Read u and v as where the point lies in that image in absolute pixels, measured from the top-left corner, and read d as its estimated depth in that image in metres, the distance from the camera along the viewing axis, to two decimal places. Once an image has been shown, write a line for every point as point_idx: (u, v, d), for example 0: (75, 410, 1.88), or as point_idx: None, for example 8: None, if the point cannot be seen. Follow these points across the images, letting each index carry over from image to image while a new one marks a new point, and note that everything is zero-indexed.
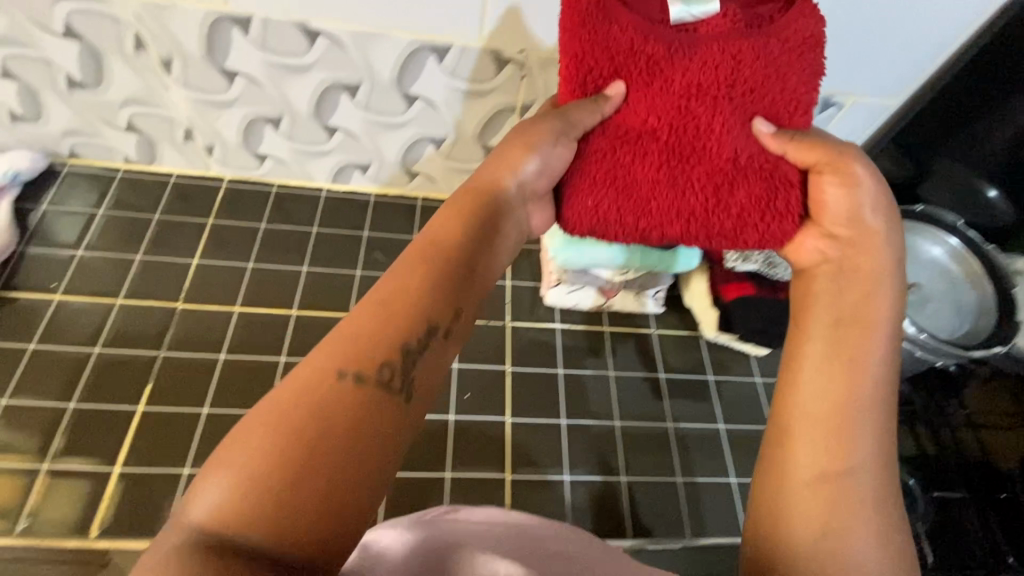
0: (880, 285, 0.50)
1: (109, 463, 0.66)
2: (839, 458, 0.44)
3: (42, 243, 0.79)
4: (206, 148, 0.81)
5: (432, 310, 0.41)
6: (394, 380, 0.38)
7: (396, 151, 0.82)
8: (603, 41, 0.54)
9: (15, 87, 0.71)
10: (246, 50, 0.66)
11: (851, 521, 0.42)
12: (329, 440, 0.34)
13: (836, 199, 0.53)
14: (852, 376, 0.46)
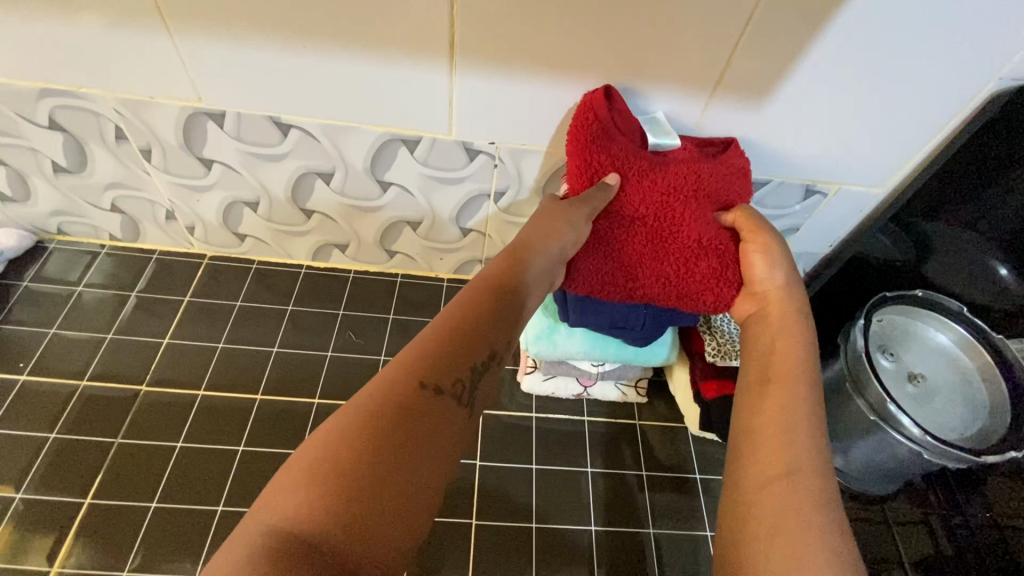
0: (795, 327, 0.55)
1: (48, 562, 0.63)
2: (778, 463, 0.46)
3: (18, 320, 0.79)
4: (188, 228, 0.82)
5: (496, 335, 0.45)
6: (462, 396, 0.41)
7: (374, 232, 0.82)
8: (606, 151, 0.57)
9: (6, 173, 0.74)
10: (221, 140, 0.68)
11: (798, 529, 0.42)
12: (406, 446, 0.37)
13: (761, 266, 0.57)
14: (778, 391, 0.51)
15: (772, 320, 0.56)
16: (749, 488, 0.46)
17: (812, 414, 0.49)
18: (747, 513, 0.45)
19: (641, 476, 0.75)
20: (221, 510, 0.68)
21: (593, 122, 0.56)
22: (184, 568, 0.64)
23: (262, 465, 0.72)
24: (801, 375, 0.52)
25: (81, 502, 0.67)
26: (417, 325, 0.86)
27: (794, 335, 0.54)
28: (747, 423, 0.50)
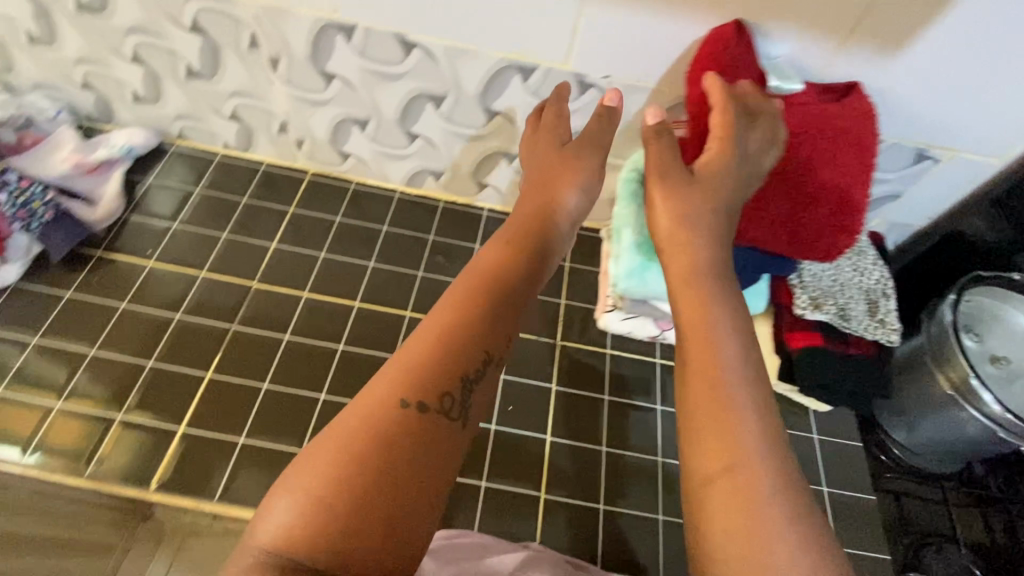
0: (698, 282, 0.50)
1: (175, 422, 0.71)
2: (723, 458, 0.43)
3: (143, 212, 0.85)
4: (297, 142, 0.87)
5: (489, 340, 0.48)
6: (452, 409, 0.44)
7: (470, 162, 0.84)
8: (730, 80, 0.58)
9: (142, 72, 0.79)
10: (346, 54, 0.71)
11: (757, 529, 0.40)
12: (387, 467, 0.40)
13: (659, 213, 0.54)
14: (709, 369, 0.46)
15: (679, 280, 0.51)
16: (696, 481, 0.43)
17: (761, 390, 0.46)
18: (697, 502, 0.43)
19: None
20: (323, 400, 0.75)
21: (726, 49, 0.58)
22: (288, 445, 0.71)
23: (356, 367, 0.77)
24: (739, 348, 0.48)
25: (202, 376, 0.74)
26: None
27: (710, 297, 0.50)
28: (688, 412, 0.46)
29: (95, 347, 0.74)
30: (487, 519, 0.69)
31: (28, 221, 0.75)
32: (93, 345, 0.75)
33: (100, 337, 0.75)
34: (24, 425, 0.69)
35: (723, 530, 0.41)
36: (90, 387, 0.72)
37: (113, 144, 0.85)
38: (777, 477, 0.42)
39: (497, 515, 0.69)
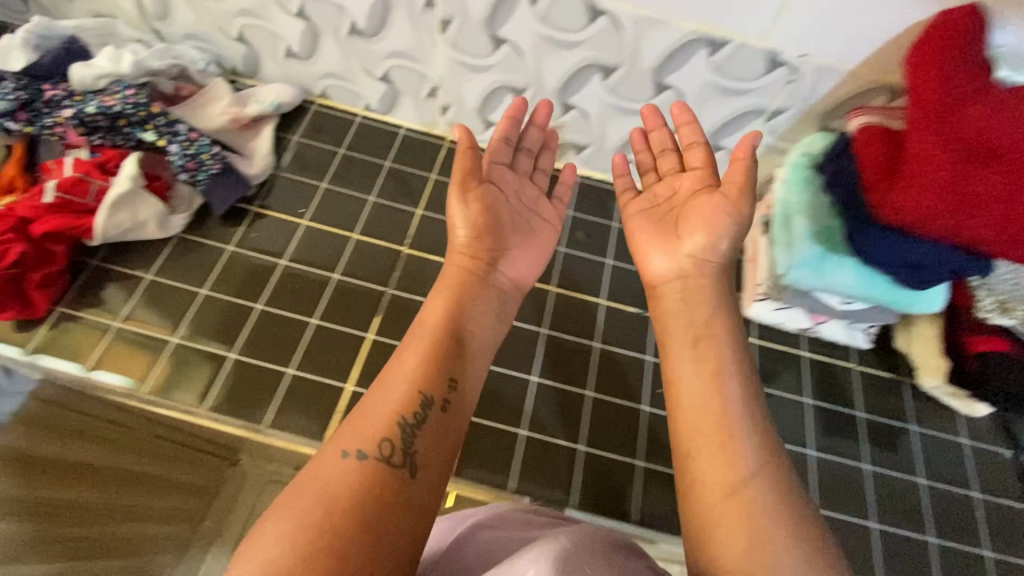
0: (716, 318, 0.59)
1: (342, 381, 0.68)
2: (734, 477, 0.49)
3: (294, 170, 0.83)
4: (442, 108, 0.85)
5: (423, 383, 0.52)
6: (394, 453, 0.48)
7: (621, 137, 0.82)
8: (963, 71, 0.55)
9: (302, 28, 0.78)
10: (525, 19, 0.69)
11: (768, 536, 0.45)
12: (332, 512, 0.43)
13: (698, 238, 0.60)
14: (716, 406, 0.53)
15: (704, 327, 0.59)
16: (713, 508, 0.48)
17: (753, 415, 0.53)
18: (706, 516, 0.48)
19: (856, 416, 0.76)
20: None
21: (961, 35, 0.55)
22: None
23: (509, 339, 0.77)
24: (733, 390, 0.54)
25: (364, 336, 0.72)
26: None
27: (722, 335, 0.58)
28: (688, 442, 0.52)
29: (259, 303, 0.72)
30: (649, 500, 0.68)
31: (196, 173, 0.74)
32: (257, 301, 0.72)
33: (264, 293, 0.73)
34: (186, 379, 0.67)
35: (738, 541, 0.46)
36: (257, 343, 0.70)
37: (261, 100, 0.85)
38: (776, 497, 0.48)
39: (658, 496, 0.68)
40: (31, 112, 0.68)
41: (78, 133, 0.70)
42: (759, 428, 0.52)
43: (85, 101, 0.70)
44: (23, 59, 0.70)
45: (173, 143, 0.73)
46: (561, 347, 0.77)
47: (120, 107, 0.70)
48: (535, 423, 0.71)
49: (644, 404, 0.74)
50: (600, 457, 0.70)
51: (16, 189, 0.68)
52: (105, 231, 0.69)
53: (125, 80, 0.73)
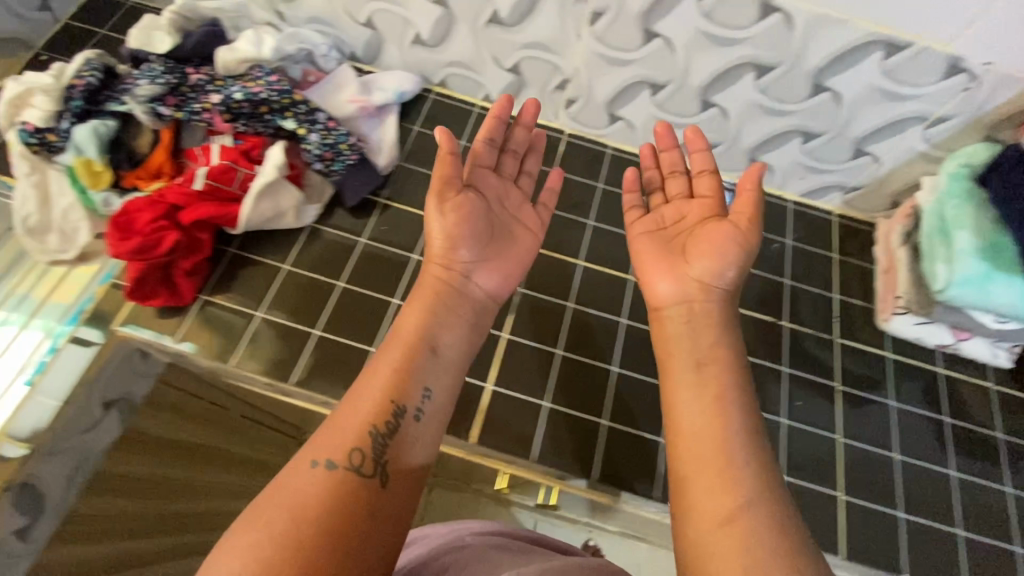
0: (723, 346, 0.56)
1: (482, 380, 0.70)
2: (732, 500, 0.45)
3: (417, 162, 0.81)
4: (568, 101, 0.83)
5: (395, 394, 0.50)
6: (364, 465, 0.46)
7: (757, 138, 0.79)
8: None
9: (439, 14, 0.76)
10: (687, 13, 0.66)
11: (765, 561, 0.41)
12: (294, 526, 0.41)
13: (704, 263, 0.58)
14: (716, 430, 0.49)
15: (711, 352, 0.55)
16: (706, 534, 0.44)
17: (749, 436, 0.49)
18: (700, 552, 0.43)
19: (998, 438, 0.74)
20: (616, 374, 0.73)
21: None
22: (589, 415, 0.70)
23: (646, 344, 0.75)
24: (733, 411, 0.51)
25: (499, 335, 0.73)
26: (770, 243, 0.86)
27: (724, 360, 0.55)
28: (684, 466, 0.49)
29: (395, 298, 0.71)
30: None
31: (332, 163, 0.73)
32: (392, 295, 0.71)
33: (399, 287, 0.72)
34: (332, 373, 0.66)
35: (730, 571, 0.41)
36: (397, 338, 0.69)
37: (384, 88, 0.83)
38: (769, 521, 0.43)
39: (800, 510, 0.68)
40: (179, 96, 0.68)
41: (224, 119, 0.69)
42: (756, 445, 0.49)
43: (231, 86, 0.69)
44: (172, 43, 0.69)
45: (312, 132, 0.72)
46: None
47: (265, 93, 0.69)
48: None
49: (783, 417, 0.73)
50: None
51: (164, 175, 0.67)
52: (250, 221, 0.68)
53: (268, 66, 0.72)
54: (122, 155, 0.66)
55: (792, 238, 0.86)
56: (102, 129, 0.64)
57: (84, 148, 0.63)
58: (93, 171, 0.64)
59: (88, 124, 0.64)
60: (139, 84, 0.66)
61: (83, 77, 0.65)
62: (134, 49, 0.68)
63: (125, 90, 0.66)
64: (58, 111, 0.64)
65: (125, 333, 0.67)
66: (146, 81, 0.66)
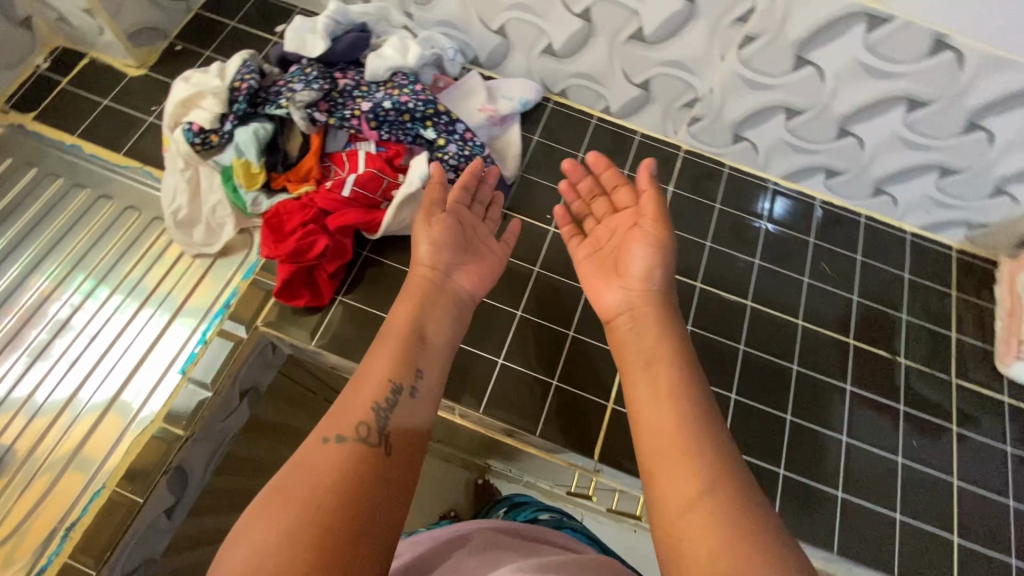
0: (664, 339, 0.60)
1: (604, 398, 0.72)
2: (694, 484, 0.48)
3: (537, 173, 0.84)
4: (693, 118, 0.82)
5: (394, 374, 0.55)
6: (371, 435, 0.51)
7: (888, 170, 0.78)
8: None
9: (578, 27, 0.76)
10: (849, 45, 0.65)
11: (729, 538, 0.44)
12: (316, 491, 0.46)
13: (637, 259, 0.63)
14: (669, 422, 0.53)
15: (654, 351, 0.59)
16: (674, 517, 0.47)
17: (703, 417, 0.53)
18: (672, 538, 0.47)
19: None
20: (734, 400, 0.75)
21: None
22: None
23: (762, 371, 0.77)
24: (686, 397, 0.54)
25: None
26: (887, 276, 0.84)
27: (669, 352, 0.58)
28: (651, 464, 0.52)
29: (519, 311, 0.76)
30: (906, 553, 0.70)
31: None
32: (516, 308, 0.76)
33: (522, 300, 0.77)
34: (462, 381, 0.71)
35: (703, 550, 0.44)
36: (521, 350, 0.74)
37: (510, 97, 0.84)
38: (725, 494, 0.47)
39: (914, 547, 0.70)
40: (331, 102, 0.70)
41: (371, 126, 0.70)
42: (710, 426, 0.52)
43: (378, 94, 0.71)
44: (324, 46, 0.71)
45: (451, 142, 0.72)
46: (812, 383, 0.77)
47: (411, 102, 0.70)
48: (791, 463, 0.72)
49: (898, 454, 0.74)
50: (858, 505, 0.71)
51: (312, 178, 0.70)
52: (390, 227, 0.69)
53: (411, 73, 0.73)
54: (278, 158, 0.70)
55: (910, 273, 0.85)
56: (262, 132, 0.68)
57: (246, 150, 0.68)
58: (253, 172, 0.68)
59: (250, 126, 0.68)
60: (297, 89, 0.69)
61: (245, 81, 0.69)
62: (290, 52, 0.71)
63: (282, 94, 0.69)
64: (223, 113, 0.68)
65: (267, 330, 0.69)
66: (303, 87, 0.69)
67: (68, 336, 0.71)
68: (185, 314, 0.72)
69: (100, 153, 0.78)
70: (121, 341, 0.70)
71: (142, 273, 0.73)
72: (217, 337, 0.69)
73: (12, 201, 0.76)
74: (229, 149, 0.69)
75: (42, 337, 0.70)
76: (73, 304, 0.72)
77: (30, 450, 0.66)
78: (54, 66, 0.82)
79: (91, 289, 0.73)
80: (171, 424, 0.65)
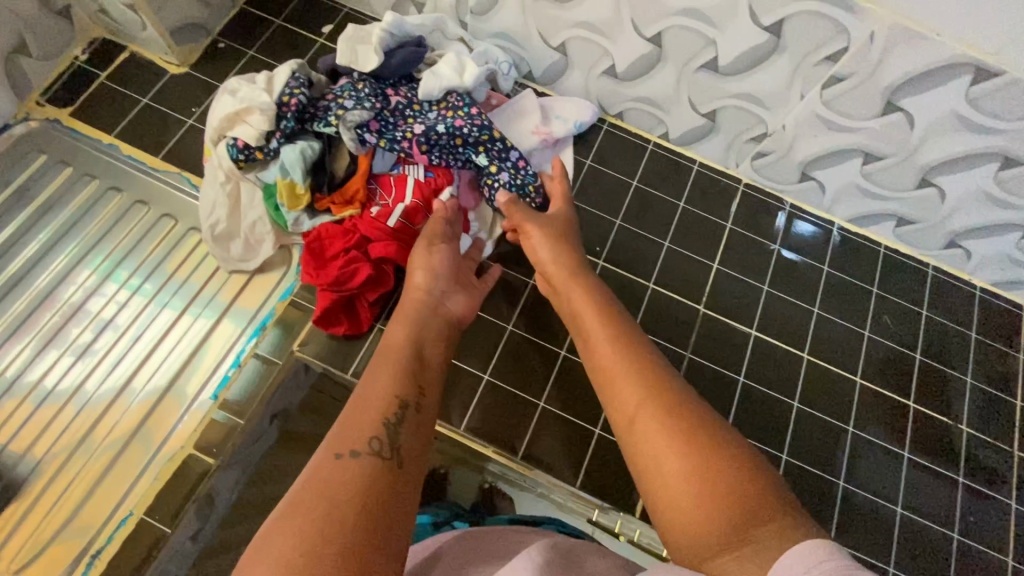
0: (579, 285, 0.60)
1: None
2: (635, 396, 0.48)
3: (587, 202, 0.81)
4: (758, 153, 0.78)
5: (400, 390, 0.48)
6: (384, 450, 0.43)
7: (966, 223, 0.73)
8: None
9: (645, 52, 0.71)
10: (948, 95, 0.59)
11: (679, 429, 0.44)
12: (332, 517, 0.37)
13: (539, 247, 0.64)
14: (608, 352, 0.52)
15: (572, 304, 0.59)
16: (632, 434, 0.46)
17: (627, 337, 0.53)
18: (639, 455, 0.45)
19: None
20: (785, 460, 0.71)
21: None
22: None
23: (815, 429, 0.73)
24: (606, 327, 0.54)
25: None
26: (954, 334, 0.79)
27: (583, 293, 0.59)
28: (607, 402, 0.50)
29: (563, 350, 0.72)
30: None
31: None
32: (561, 348, 0.72)
33: (567, 339, 0.73)
34: (501, 423, 0.69)
35: (655, 449, 0.44)
36: (564, 393, 0.71)
37: (565, 118, 0.79)
38: (665, 394, 0.47)
39: None
40: (382, 122, 0.67)
41: (422, 150, 0.67)
42: (637, 344, 0.53)
43: (430, 116, 0.68)
44: (376, 57, 0.68)
45: (503, 170, 0.70)
46: (867, 446, 0.73)
47: (465, 128, 0.68)
48: (842, 532, 0.69)
49: (956, 531, 0.69)
50: None
51: (357, 202, 0.68)
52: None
53: (466, 94, 0.70)
54: (324, 178, 0.68)
55: (979, 331, 0.79)
56: (308, 151, 0.66)
57: (292, 170, 0.65)
58: (297, 194, 0.66)
59: (296, 146, 0.66)
60: (348, 107, 0.66)
61: (295, 96, 0.65)
62: (341, 65, 0.69)
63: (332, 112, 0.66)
64: (272, 130, 0.66)
65: (304, 357, 0.68)
66: (355, 105, 0.66)
67: (103, 344, 0.68)
68: (220, 331, 0.69)
69: (137, 155, 0.76)
70: (156, 354, 0.68)
71: (188, 275, 0.71)
72: (253, 358, 0.67)
73: (48, 199, 0.73)
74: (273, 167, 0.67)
75: (83, 337, 0.68)
76: (109, 310, 0.69)
77: (58, 467, 0.62)
78: (92, 59, 0.79)
79: (129, 295, 0.70)
80: (203, 450, 0.63)
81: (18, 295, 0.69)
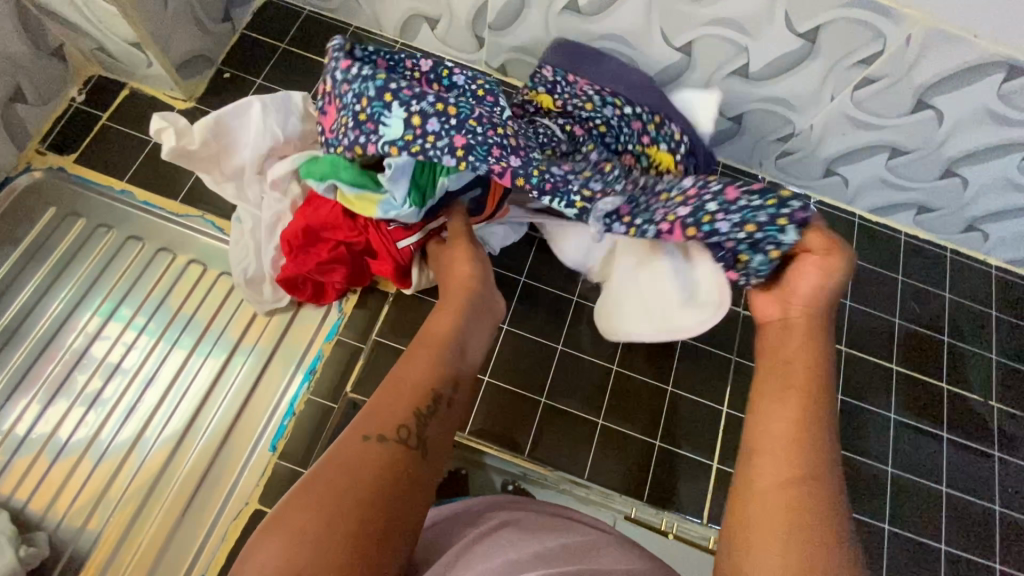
0: (817, 361, 0.56)
1: (708, 458, 0.70)
2: (791, 478, 0.50)
3: None
4: (783, 152, 0.78)
5: (435, 384, 0.51)
6: (410, 438, 0.48)
7: (987, 209, 0.76)
8: None
9: (674, 60, 0.70)
10: (978, 93, 0.61)
11: (809, 541, 0.47)
12: (350, 492, 0.43)
13: (805, 283, 0.55)
14: (788, 418, 0.53)
15: (795, 351, 0.56)
16: (767, 495, 0.51)
17: (816, 424, 0.53)
18: (755, 510, 0.50)
19: None
20: None
21: None
22: None
23: (859, 419, 0.76)
24: (820, 401, 0.54)
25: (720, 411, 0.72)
26: (977, 314, 0.82)
27: (810, 350, 0.56)
28: (755, 433, 0.55)
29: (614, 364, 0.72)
30: None
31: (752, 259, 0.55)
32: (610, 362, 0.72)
33: (616, 354, 0.73)
34: (561, 444, 0.69)
35: (778, 533, 0.48)
36: (620, 408, 0.71)
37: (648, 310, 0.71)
38: (813, 507, 0.49)
39: None
40: (634, 206, 0.59)
41: (688, 231, 0.55)
42: (827, 433, 0.53)
43: (690, 192, 0.57)
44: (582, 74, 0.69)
45: (723, 217, 0.54)
46: (909, 432, 0.76)
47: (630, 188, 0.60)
48: (894, 518, 0.72)
49: (996, 504, 0.73)
50: (961, 558, 0.71)
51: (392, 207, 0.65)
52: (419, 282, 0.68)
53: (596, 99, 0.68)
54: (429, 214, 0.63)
55: (1000, 309, 0.83)
56: (432, 199, 0.60)
57: (398, 196, 0.59)
58: (354, 202, 0.61)
59: (439, 187, 0.60)
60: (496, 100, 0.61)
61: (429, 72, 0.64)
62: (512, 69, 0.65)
63: (494, 131, 0.57)
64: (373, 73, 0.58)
65: (356, 397, 0.66)
66: (604, 187, 0.59)
67: (150, 399, 0.65)
68: (269, 377, 0.67)
69: (153, 200, 0.72)
70: (207, 406, 0.66)
71: (227, 319, 0.69)
72: (307, 405, 0.65)
73: (67, 253, 0.69)
74: (402, 182, 0.58)
75: (126, 394, 0.65)
76: (150, 363, 0.67)
77: (122, 533, 0.61)
78: (91, 100, 0.75)
79: (168, 347, 0.67)
80: (267, 505, 0.62)
81: (54, 352, 0.66)
